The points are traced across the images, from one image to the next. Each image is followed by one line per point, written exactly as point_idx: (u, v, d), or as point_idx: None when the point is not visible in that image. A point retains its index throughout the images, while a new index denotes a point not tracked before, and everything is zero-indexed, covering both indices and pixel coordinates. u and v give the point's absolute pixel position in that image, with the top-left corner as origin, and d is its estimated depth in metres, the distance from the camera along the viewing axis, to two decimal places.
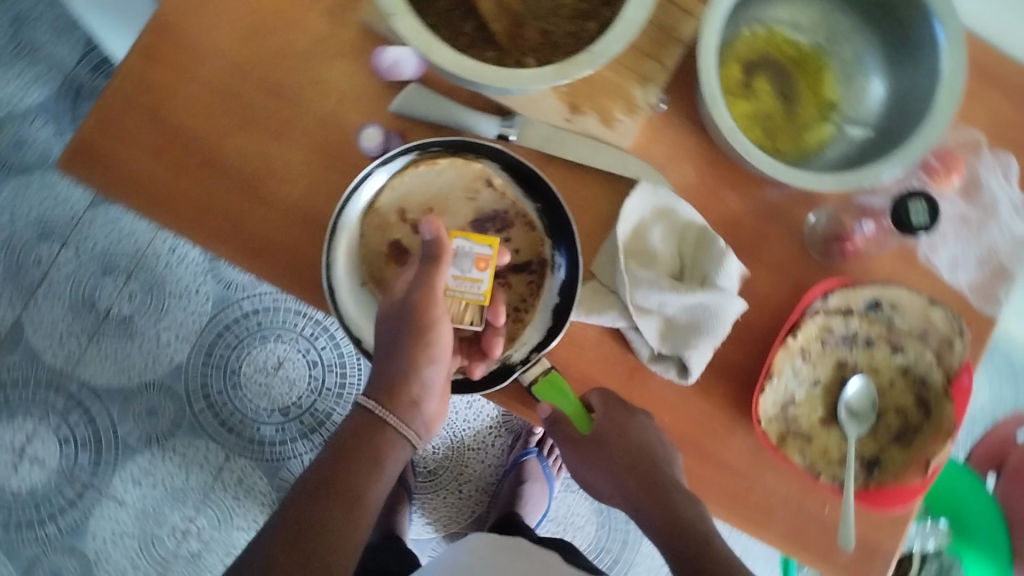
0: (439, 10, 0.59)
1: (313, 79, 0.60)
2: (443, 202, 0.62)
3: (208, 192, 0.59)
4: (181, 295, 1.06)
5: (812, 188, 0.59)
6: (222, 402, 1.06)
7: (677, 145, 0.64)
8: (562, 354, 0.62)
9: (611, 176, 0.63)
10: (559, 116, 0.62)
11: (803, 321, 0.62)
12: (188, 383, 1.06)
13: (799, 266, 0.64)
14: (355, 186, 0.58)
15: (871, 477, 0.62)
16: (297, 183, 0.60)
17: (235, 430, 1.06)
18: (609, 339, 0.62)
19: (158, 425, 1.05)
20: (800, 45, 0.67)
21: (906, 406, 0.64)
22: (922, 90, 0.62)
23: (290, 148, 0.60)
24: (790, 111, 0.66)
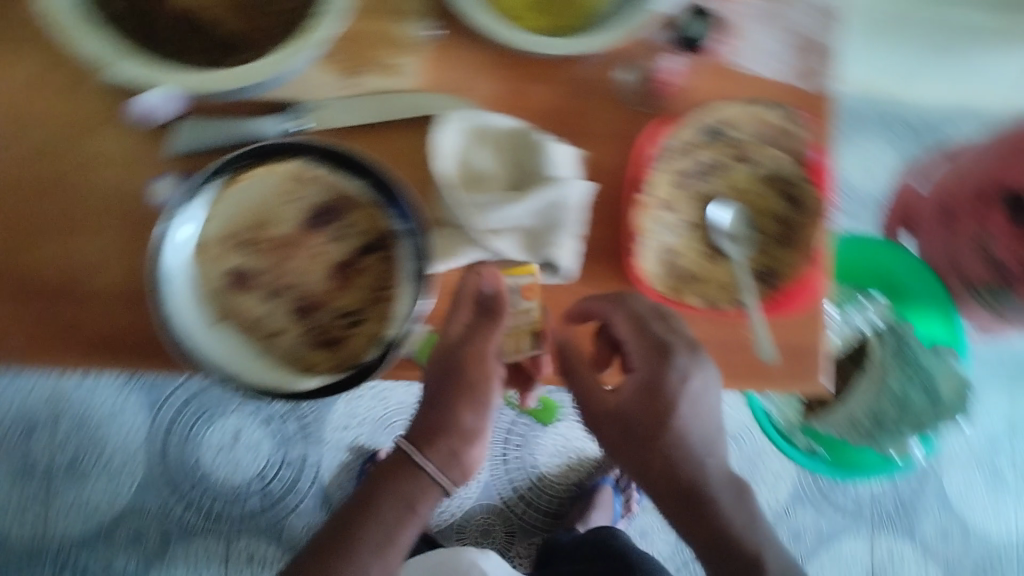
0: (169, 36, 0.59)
1: (85, 161, 0.59)
2: (268, 213, 0.57)
3: (35, 313, 0.58)
4: (111, 418, 1.07)
5: (588, 45, 0.59)
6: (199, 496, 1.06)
7: (462, 64, 0.63)
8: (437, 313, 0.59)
9: (410, 122, 0.61)
10: (331, 86, 0.61)
11: (648, 173, 0.61)
12: (159, 494, 1.06)
13: (624, 124, 0.62)
14: (161, 231, 0.53)
15: (772, 285, 0.60)
16: (117, 264, 0.58)
17: (223, 515, 1.06)
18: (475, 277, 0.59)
19: (150, 545, 1.05)
20: None
21: (773, 204, 0.62)
22: None
23: (96, 235, 0.58)
24: None
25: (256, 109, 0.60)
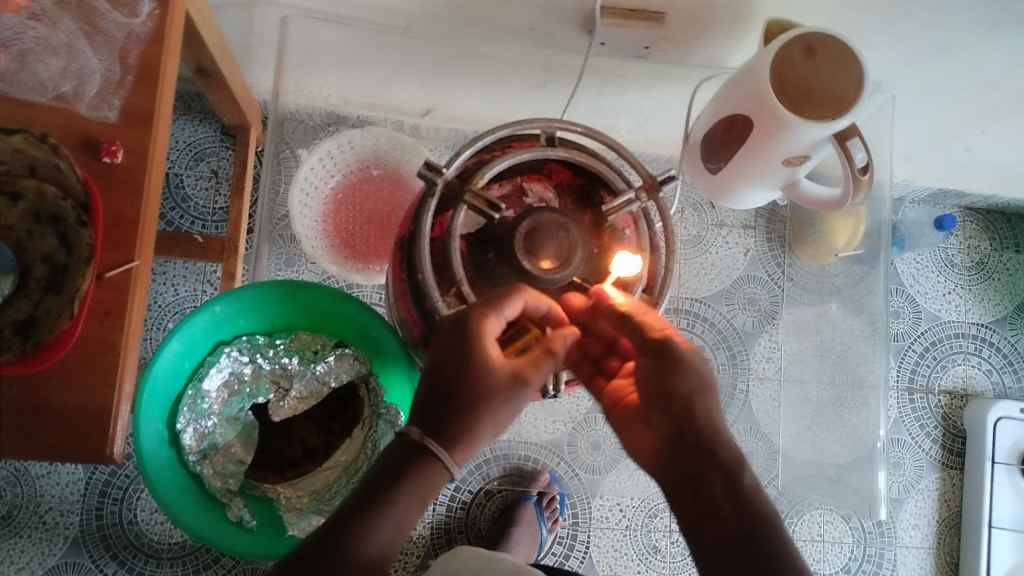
0: (16, 215, 0.59)
1: (52, 318, 0.58)
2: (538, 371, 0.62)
3: (45, 422, 0.59)
4: (47, 473, 1.07)
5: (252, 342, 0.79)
6: (125, 543, 1.07)
7: (315, 338, 0.81)
8: (439, 372, 0.61)
9: (394, 295, 0.72)
10: (192, 336, 0.75)
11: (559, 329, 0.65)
12: (104, 532, 1.07)
13: (402, 315, 0.71)
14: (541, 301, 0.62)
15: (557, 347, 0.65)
16: (82, 390, 0.59)
17: (147, 573, 1.07)
18: (451, 359, 0.61)
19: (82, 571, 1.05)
20: (219, 322, 0.78)
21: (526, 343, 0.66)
22: (312, 299, 0.79)
23: (75, 377, 0.59)
24: (209, 317, 0.76)
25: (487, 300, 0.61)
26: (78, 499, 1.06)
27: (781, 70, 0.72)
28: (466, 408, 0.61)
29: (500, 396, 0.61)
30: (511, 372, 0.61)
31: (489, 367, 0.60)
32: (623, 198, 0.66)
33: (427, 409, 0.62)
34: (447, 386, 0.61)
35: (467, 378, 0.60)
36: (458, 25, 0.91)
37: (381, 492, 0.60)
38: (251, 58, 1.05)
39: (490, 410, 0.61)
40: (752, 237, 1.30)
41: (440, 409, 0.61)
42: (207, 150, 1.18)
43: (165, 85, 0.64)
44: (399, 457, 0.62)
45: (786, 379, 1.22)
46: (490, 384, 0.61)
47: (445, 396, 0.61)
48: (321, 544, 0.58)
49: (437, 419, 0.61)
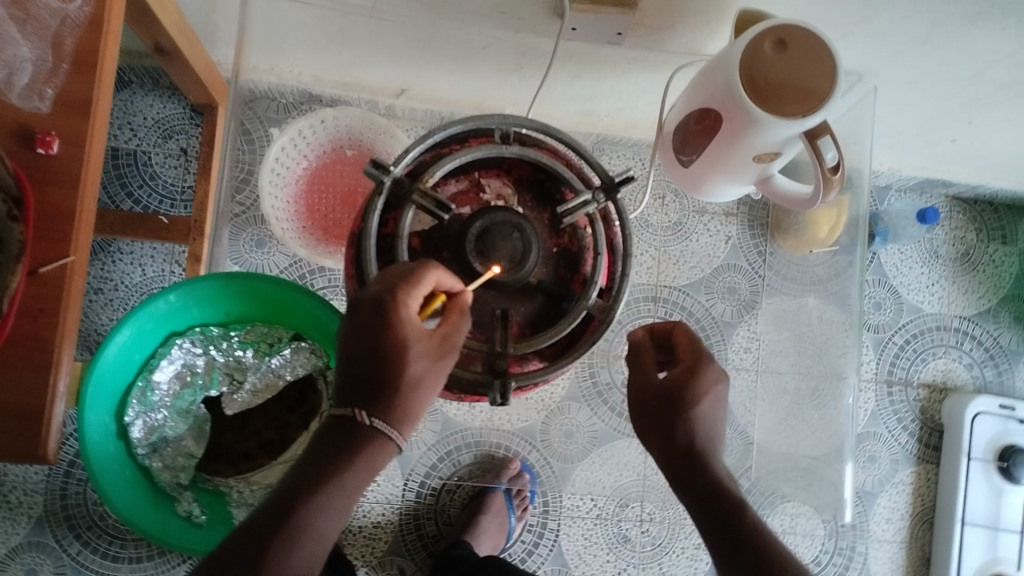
0: None
1: None
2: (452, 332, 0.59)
3: None
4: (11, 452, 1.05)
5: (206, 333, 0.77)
6: (90, 523, 1.05)
7: (270, 331, 0.79)
8: (361, 345, 0.57)
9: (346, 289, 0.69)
10: (143, 327, 0.73)
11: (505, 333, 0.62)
12: (69, 512, 1.05)
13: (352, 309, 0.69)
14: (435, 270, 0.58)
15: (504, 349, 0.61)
16: (11, 388, 0.57)
17: (114, 554, 1.05)
18: (366, 327, 0.57)
19: (48, 551, 1.04)
20: (172, 312, 0.75)
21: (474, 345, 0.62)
22: (269, 292, 0.77)
23: (4, 374, 0.57)
24: (162, 308, 0.74)
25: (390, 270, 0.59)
26: (41, 479, 1.05)
27: (749, 63, 0.69)
28: (397, 385, 0.57)
29: (427, 370, 0.58)
30: (431, 346, 0.58)
31: (414, 345, 0.57)
32: (578, 200, 0.64)
33: (356, 388, 0.58)
34: (375, 366, 0.57)
35: (394, 358, 0.56)
36: (423, 6, 0.88)
37: (326, 472, 0.57)
38: (215, 35, 1.02)
39: (424, 383, 0.58)
40: (733, 225, 1.26)
41: (370, 387, 0.57)
42: (175, 127, 1.16)
43: (103, 74, 0.61)
44: (337, 433, 0.58)
45: (764, 370, 1.18)
46: (413, 359, 0.57)
47: (370, 366, 0.57)
48: (264, 530, 0.55)
49: (371, 393, 0.57)
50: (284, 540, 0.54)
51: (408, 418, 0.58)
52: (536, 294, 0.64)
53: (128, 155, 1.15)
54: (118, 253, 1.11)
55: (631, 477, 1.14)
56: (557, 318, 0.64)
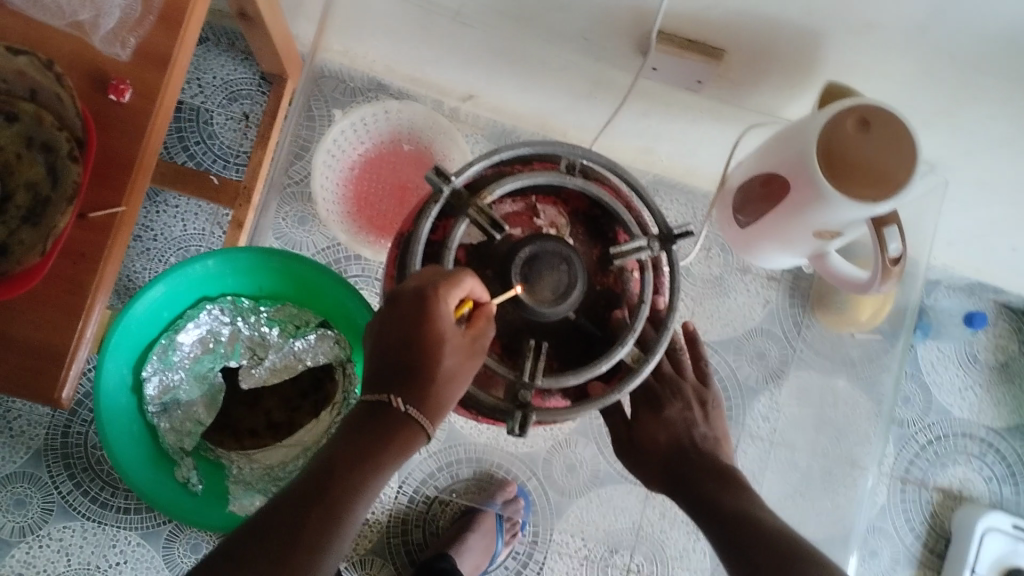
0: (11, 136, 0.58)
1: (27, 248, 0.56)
2: (482, 336, 0.59)
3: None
4: None
5: (235, 302, 0.77)
6: (84, 465, 1.06)
7: (298, 313, 0.78)
8: (397, 336, 0.58)
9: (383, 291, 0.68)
10: (176, 286, 0.73)
11: (536, 364, 0.61)
12: (69, 449, 1.06)
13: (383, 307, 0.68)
14: (467, 274, 0.59)
15: (534, 382, 0.60)
16: (39, 326, 0.57)
17: (105, 500, 1.06)
18: (404, 321, 0.58)
19: (40, 483, 1.05)
20: (207, 277, 0.75)
21: (501, 369, 0.61)
22: (306, 274, 0.76)
23: (35, 310, 0.57)
24: (199, 270, 0.74)
25: (425, 269, 0.60)
26: (48, 413, 1.06)
27: (829, 138, 0.68)
28: (431, 377, 0.58)
29: (460, 366, 0.58)
30: (465, 344, 0.59)
31: (450, 340, 0.58)
32: (632, 244, 0.62)
33: (392, 376, 0.59)
34: (411, 357, 0.58)
35: (431, 351, 0.57)
36: (508, 19, 0.88)
37: (361, 452, 0.56)
38: (299, 9, 1.03)
39: (456, 377, 0.58)
40: (774, 289, 1.20)
41: (405, 377, 0.58)
42: (242, 91, 1.16)
43: (187, 32, 0.61)
44: (369, 418, 0.58)
45: (779, 442, 1.13)
46: (448, 354, 0.58)
47: (404, 355, 0.58)
48: (299, 504, 0.54)
49: (406, 379, 0.58)
50: (317, 522, 0.53)
51: (439, 412, 0.58)
52: (569, 330, 0.63)
53: (191, 111, 1.16)
54: (164, 205, 1.12)
55: (625, 524, 1.10)
56: (583, 354, 0.63)
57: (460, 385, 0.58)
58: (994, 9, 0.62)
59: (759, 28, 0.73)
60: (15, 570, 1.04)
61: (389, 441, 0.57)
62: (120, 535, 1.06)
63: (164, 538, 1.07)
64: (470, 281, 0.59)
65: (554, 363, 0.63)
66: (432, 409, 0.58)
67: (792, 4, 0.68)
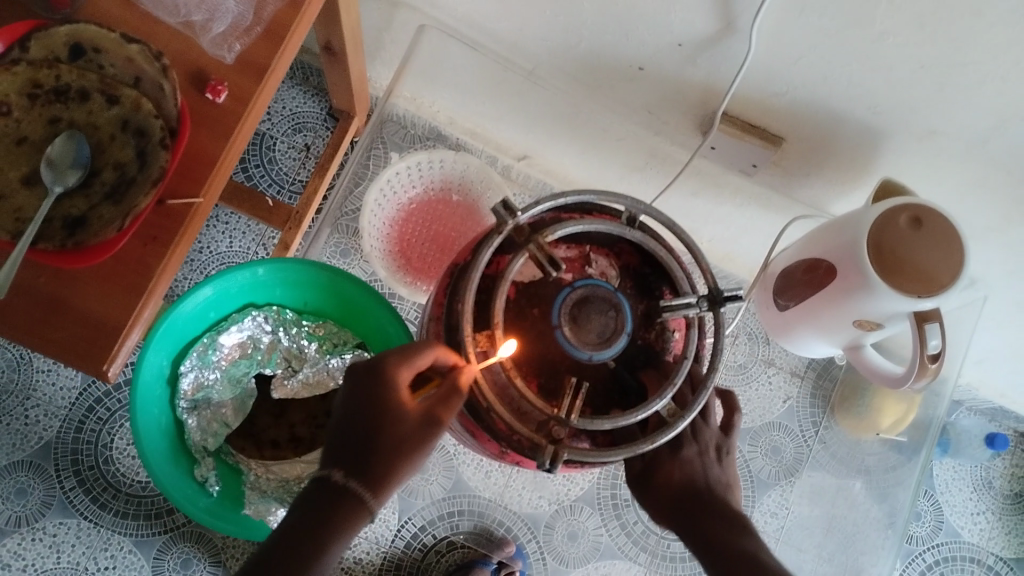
0: (106, 120, 0.62)
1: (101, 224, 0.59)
2: (451, 405, 0.62)
3: (62, 321, 0.59)
4: (49, 375, 1.08)
5: (282, 312, 0.79)
6: (91, 466, 1.06)
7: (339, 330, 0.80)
8: (361, 405, 0.64)
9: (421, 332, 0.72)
10: (229, 287, 0.75)
11: (571, 402, 0.61)
12: (77, 449, 1.06)
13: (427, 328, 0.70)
14: (427, 349, 0.62)
15: (567, 420, 0.60)
16: (96, 295, 0.59)
17: (106, 504, 1.06)
18: (364, 390, 0.64)
19: (43, 479, 1.05)
20: (256, 283, 0.78)
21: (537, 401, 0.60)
22: (352, 295, 0.78)
23: (97, 286, 0.59)
24: (253, 276, 0.76)
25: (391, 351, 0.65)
26: (66, 407, 1.07)
27: (879, 232, 0.70)
28: (389, 445, 0.63)
29: (417, 435, 0.63)
30: (425, 411, 0.63)
31: (406, 408, 0.63)
32: (682, 299, 0.64)
33: (350, 445, 0.64)
34: (373, 427, 0.63)
35: (388, 422, 0.63)
36: (581, 86, 0.92)
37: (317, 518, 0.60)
38: (378, 54, 1.08)
39: (411, 443, 0.63)
40: (795, 386, 1.16)
41: (364, 444, 0.63)
42: (308, 124, 1.21)
43: (288, 46, 0.65)
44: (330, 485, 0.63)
45: (784, 542, 1.11)
46: (406, 422, 0.63)
47: (365, 426, 0.63)
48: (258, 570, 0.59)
49: (365, 447, 0.63)
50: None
51: (392, 476, 0.63)
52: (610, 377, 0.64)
53: (256, 136, 1.20)
54: (215, 220, 1.14)
55: None
56: (616, 397, 0.64)
57: (405, 454, 0.63)
58: None
59: (824, 121, 0.76)
60: (5, 559, 1.03)
61: (350, 501, 0.62)
62: (113, 541, 1.05)
63: (158, 550, 1.05)
64: (434, 356, 0.62)
65: (587, 406, 0.63)
66: (388, 471, 0.63)
67: (857, 100, 0.71)
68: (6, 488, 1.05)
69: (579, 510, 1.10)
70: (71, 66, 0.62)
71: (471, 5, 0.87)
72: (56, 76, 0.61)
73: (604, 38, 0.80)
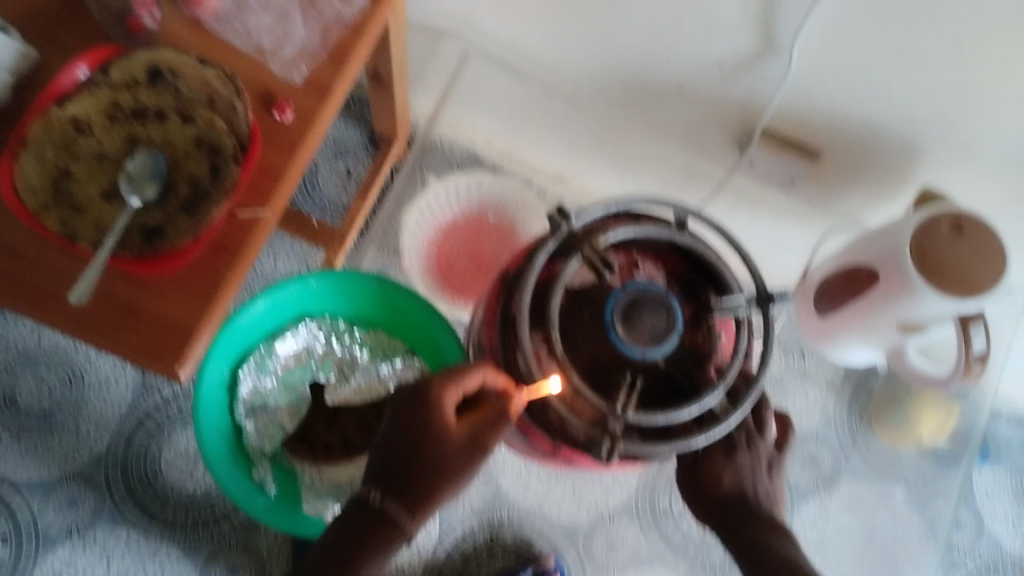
0: (181, 139, 0.65)
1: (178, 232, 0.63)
2: (495, 424, 0.66)
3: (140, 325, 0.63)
4: (99, 387, 1.06)
5: (336, 322, 0.82)
6: (140, 476, 1.04)
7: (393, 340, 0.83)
8: (406, 425, 0.68)
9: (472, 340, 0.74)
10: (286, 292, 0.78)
11: (625, 397, 0.62)
12: (126, 461, 1.04)
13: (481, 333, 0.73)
14: (469, 373, 0.66)
15: (623, 415, 0.61)
16: (171, 297, 0.63)
17: (155, 514, 1.04)
18: (408, 412, 0.68)
19: (91, 490, 1.03)
20: (313, 293, 0.81)
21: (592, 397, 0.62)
22: (406, 303, 0.81)
23: (172, 294, 0.63)
24: (311, 284, 0.79)
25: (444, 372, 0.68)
26: (116, 420, 1.05)
27: (921, 240, 0.71)
28: (428, 468, 0.67)
29: (454, 457, 0.67)
30: (466, 439, 0.68)
31: (448, 434, 0.67)
32: (731, 303, 0.66)
33: (392, 463, 0.67)
34: (413, 450, 0.67)
35: (426, 446, 0.67)
36: (620, 107, 0.95)
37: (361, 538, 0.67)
38: (420, 81, 1.11)
39: (449, 467, 0.67)
40: (833, 399, 1.17)
41: (404, 464, 0.67)
42: (348, 149, 1.23)
43: (350, 66, 0.68)
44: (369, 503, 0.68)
45: (824, 551, 1.14)
46: (444, 446, 0.67)
47: (406, 447, 0.67)
48: None
49: (404, 469, 0.67)
50: None
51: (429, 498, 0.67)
52: (662, 378, 0.64)
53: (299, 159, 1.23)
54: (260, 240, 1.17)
55: None
56: (669, 395, 0.65)
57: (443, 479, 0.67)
58: None
59: (863, 135, 0.78)
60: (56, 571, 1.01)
61: (386, 522, 0.66)
62: (164, 551, 1.03)
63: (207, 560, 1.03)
64: (478, 376, 0.66)
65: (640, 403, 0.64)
66: (427, 493, 0.67)
67: (898, 114, 0.73)
68: (53, 500, 1.02)
69: (619, 522, 1.11)
70: (149, 88, 0.66)
71: (515, 33, 0.90)
72: (134, 98, 0.66)
73: (646, 60, 0.82)
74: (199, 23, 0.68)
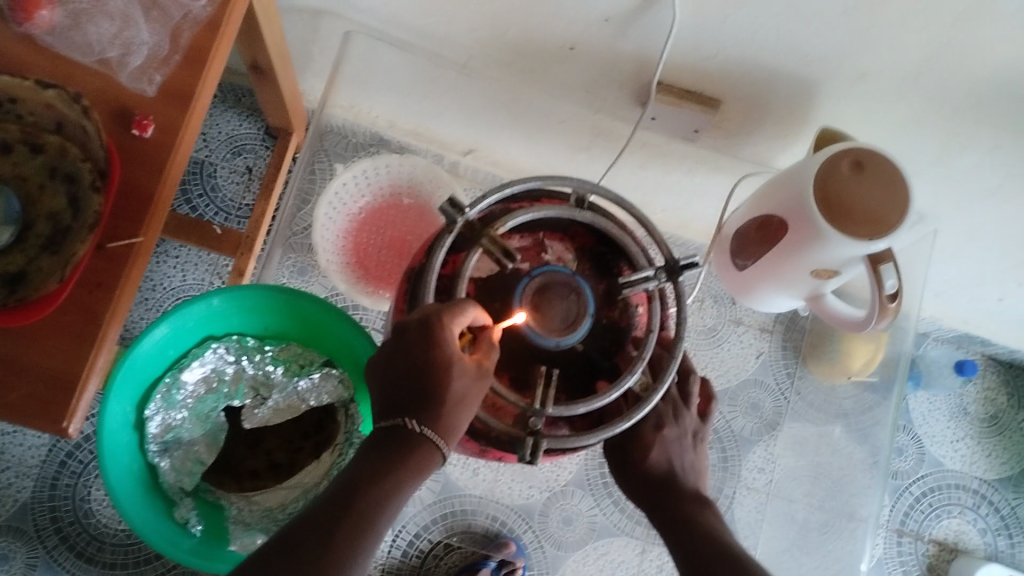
0: (32, 169, 0.64)
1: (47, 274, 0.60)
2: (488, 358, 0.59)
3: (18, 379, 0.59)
4: (13, 433, 1.00)
5: (243, 341, 0.78)
6: (70, 521, 0.99)
7: (304, 351, 0.79)
8: (405, 363, 0.59)
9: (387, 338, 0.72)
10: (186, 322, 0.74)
11: (541, 395, 0.60)
12: (54, 507, 0.99)
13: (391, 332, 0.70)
14: (462, 306, 0.58)
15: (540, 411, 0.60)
16: (48, 347, 0.59)
17: (92, 559, 0.99)
18: (402, 355, 0.59)
19: (19, 543, 0.98)
20: (213, 315, 0.76)
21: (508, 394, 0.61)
22: (312, 313, 0.77)
23: (50, 339, 0.59)
24: (208, 308, 0.74)
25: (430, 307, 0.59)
26: (36, 465, 0.99)
27: (825, 180, 0.71)
28: (441, 401, 0.57)
29: (470, 388, 0.57)
30: (475, 365, 0.58)
31: (458, 362, 0.57)
32: (641, 274, 0.64)
33: (405, 399, 0.59)
34: (424, 380, 0.57)
35: (439, 375, 0.57)
36: (516, 73, 0.91)
37: (377, 469, 0.56)
38: (307, 66, 1.06)
39: (468, 399, 0.57)
40: (766, 341, 1.17)
41: (416, 398, 0.58)
42: (247, 146, 1.18)
43: (209, 69, 0.66)
44: (389, 442, 0.58)
45: (776, 495, 1.10)
46: (458, 377, 0.57)
47: (416, 379, 0.58)
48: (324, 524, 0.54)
49: (423, 401, 0.58)
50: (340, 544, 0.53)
51: (454, 431, 0.58)
52: (579, 362, 0.64)
53: (195, 164, 1.17)
54: (164, 254, 1.11)
55: None
56: (586, 379, 0.64)
57: (456, 416, 0.57)
58: (984, 53, 0.66)
59: (757, 79, 0.77)
60: None
61: (411, 456, 0.57)
62: None
63: None
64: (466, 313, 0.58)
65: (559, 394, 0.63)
66: (451, 426, 0.57)
67: (788, 53, 0.72)
68: None
69: (570, 495, 1.09)
70: None
71: (394, 7, 0.86)
72: None
73: (533, 23, 0.79)
74: (31, 39, 0.64)
